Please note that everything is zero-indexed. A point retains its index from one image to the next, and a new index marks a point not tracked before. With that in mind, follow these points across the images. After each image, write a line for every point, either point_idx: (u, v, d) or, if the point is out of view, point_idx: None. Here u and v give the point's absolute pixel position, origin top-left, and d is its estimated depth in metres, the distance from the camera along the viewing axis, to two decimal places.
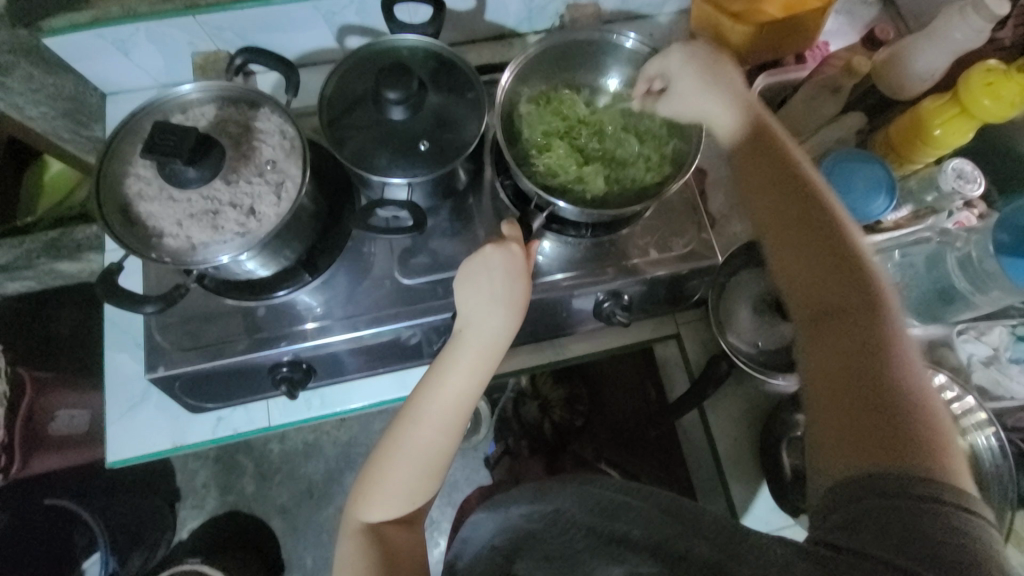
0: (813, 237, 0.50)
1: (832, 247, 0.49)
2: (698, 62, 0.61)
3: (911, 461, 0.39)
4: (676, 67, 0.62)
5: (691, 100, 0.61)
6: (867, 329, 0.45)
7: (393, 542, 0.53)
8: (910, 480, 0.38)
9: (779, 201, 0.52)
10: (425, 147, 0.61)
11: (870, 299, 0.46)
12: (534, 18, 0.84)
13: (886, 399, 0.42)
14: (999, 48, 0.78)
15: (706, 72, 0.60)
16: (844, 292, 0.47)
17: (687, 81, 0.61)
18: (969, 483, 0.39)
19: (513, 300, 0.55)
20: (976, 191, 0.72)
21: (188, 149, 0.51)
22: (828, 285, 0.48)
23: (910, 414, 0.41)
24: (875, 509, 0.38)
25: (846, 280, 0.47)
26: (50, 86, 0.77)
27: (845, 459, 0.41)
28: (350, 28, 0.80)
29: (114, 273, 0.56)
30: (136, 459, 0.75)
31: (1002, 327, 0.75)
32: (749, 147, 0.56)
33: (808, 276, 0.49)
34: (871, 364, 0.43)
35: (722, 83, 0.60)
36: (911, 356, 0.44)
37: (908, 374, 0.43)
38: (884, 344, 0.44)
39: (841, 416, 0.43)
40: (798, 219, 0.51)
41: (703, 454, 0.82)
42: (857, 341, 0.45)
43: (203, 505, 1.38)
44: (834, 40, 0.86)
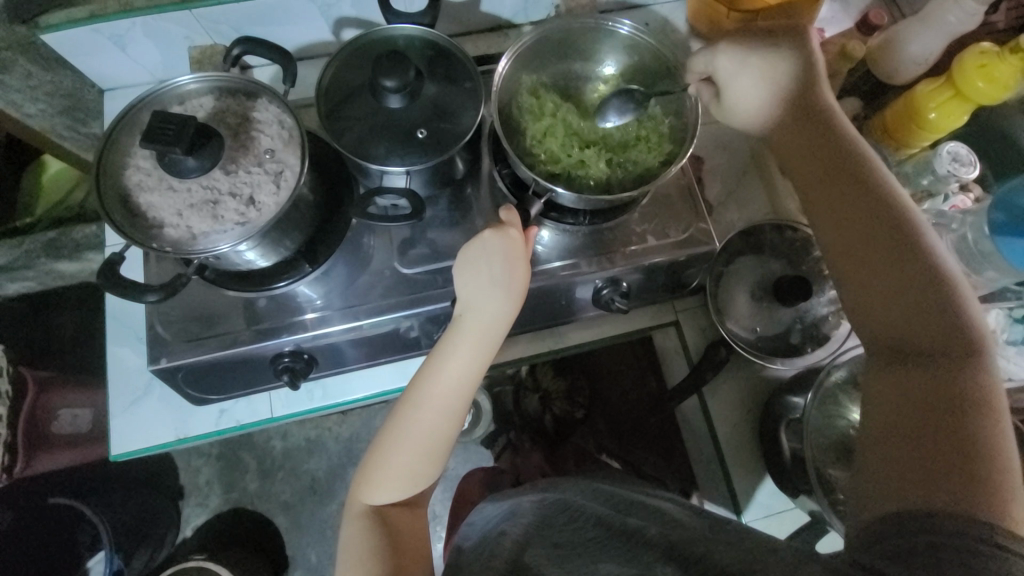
0: (898, 267, 0.48)
1: (913, 280, 0.47)
2: (762, 53, 0.57)
3: (969, 505, 0.39)
4: (723, 55, 0.58)
5: (749, 98, 0.58)
6: (947, 375, 0.45)
7: (396, 524, 0.53)
8: (973, 526, 0.38)
9: (864, 221, 0.50)
10: (422, 135, 0.61)
11: (955, 345, 0.46)
12: (530, 9, 0.85)
13: (960, 445, 0.42)
14: (993, 31, 0.79)
15: (765, 66, 0.57)
16: (927, 333, 0.46)
17: (749, 79, 0.57)
18: None
19: (512, 285, 0.56)
20: (971, 174, 0.71)
21: (187, 138, 0.51)
22: (910, 323, 0.47)
23: (984, 465, 0.41)
24: (931, 548, 0.38)
25: (933, 320, 0.46)
26: (48, 83, 0.77)
27: (904, 496, 0.41)
28: (346, 21, 0.80)
29: (115, 262, 0.56)
30: (140, 451, 0.75)
31: (999, 309, 0.76)
32: (828, 154, 0.53)
33: (883, 310, 0.48)
34: (948, 412, 0.44)
35: (784, 77, 0.56)
36: (992, 408, 0.44)
37: (980, 421, 0.43)
38: (965, 391, 0.44)
39: (909, 456, 0.43)
40: (884, 248, 0.49)
41: (704, 441, 0.82)
42: (935, 386, 0.45)
43: (207, 503, 1.37)
44: (828, 27, 0.86)
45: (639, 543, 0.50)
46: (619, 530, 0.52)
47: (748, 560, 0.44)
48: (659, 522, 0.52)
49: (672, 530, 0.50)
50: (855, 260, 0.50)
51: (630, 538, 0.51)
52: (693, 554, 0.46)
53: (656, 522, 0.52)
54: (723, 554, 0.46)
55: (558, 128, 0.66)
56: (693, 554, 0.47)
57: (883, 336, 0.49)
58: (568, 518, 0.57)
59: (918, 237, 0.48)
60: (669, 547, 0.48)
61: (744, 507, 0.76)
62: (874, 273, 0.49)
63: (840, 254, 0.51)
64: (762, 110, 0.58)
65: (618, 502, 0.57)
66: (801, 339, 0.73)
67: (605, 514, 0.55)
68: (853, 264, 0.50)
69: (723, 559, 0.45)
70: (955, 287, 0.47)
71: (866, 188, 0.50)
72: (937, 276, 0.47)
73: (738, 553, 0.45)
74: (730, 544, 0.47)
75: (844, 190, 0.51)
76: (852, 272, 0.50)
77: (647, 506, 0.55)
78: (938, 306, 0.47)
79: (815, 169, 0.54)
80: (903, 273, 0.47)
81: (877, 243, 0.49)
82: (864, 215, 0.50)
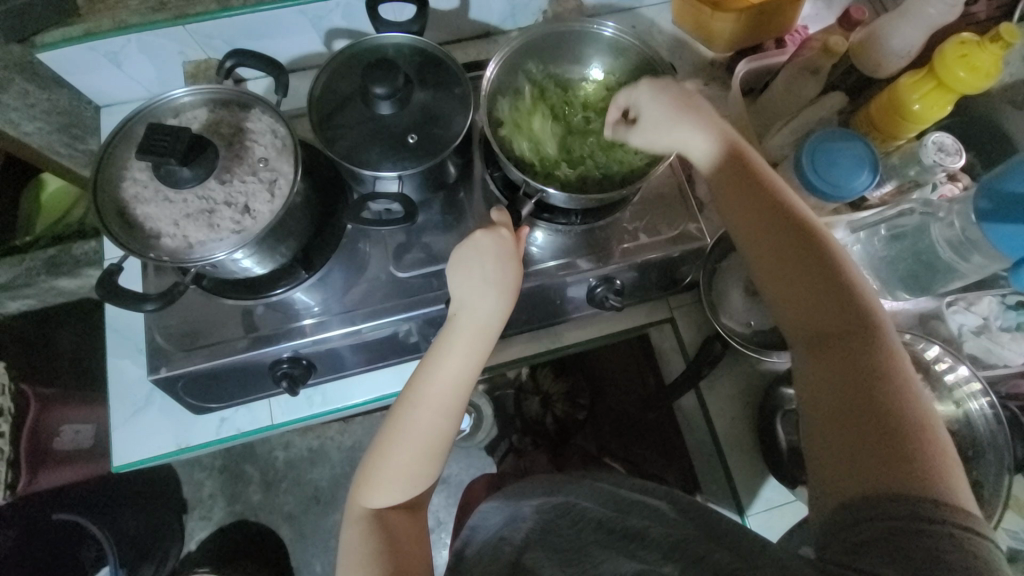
0: (806, 260, 0.50)
1: (821, 271, 0.49)
2: (671, 95, 0.59)
3: (913, 482, 0.40)
4: (643, 100, 0.60)
5: (669, 130, 0.58)
6: (863, 353, 0.46)
7: (396, 527, 0.54)
8: (924, 505, 0.39)
9: (769, 221, 0.52)
10: (414, 141, 0.62)
11: (863, 323, 0.48)
12: (518, 14, 0.86)
13: (889, 422, 0.43)
14: (973, 22, 0.80)
15: (681, 106, 0.58)
16: (837, 316, 0.48)
17: (662, 112, 0.58)
18: (970, 500, 0.40)
19: (505, 284, 0.57)
20: (957, 163, 0.72)
21: (183, 149, 0.52)
22: (822, 310, 0.49)
23: (912, 437, 0.42)
24: (888, 533, 0.38)
25: (838, 303, 0.48)
26: (45, 101, 0.78)
27: (850, 482, 0.42)
28: (337, 31, 0.81)
29: (114, 273, 0.57)
30: (142, 462, 0.75)
31: (992, 297, 0.77)
32: (736, 167, 0.55)
33: (800, 303, 0.50)
34: (871, 390, 0.45)
35: (700, 114, 0.58)
36: (908, 378, 0.46)
37: (902, 393, 0.44)
38: (882, 367, 0.45)
39: (843, 441, 0.44)
40: (790, 243, 0.51)
41: (703, 438, 0.82)
42: (853, 367, 0.46)
43: (211, 516, 1.38)
44: (812, 25, 0.88)
45: (643, 544, 0.50)
46: (621, 534, 0.52)
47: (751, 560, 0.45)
48: (656, 517, 0.53)
49: (672, 529, 0.51)
50: (769, 261, 0.52)
51: (632, 541, 0.51)
52: (695, 554, 0.47)
53: (655, 519, 0.53)
54: (724, 555, 0.46)
55: (545, 132, 0.68)
56: (697, 554, 0.47)
57: (800, 326, 0.50)
58: (568, 517, 0.57)
59: (816, 232, 0.51)
60: (674, 548, 0.48)
61: (747, 502, 0.75)
62: (785, 271, 0.51)
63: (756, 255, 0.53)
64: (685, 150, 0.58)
65: (617, 501, 0.57)
66: None
67: (606, 517, 0.55)
68: (768, 263, 0.52)
69: (725, 561, 0.45)
70: (850, 272, 0.50)
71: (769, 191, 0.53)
72: (836, 265, 0.50)
73: (735, 554, 0.46)
74: (729, 545, 0.47)
75: (751, 198, 0.54)
76: (768, 273, 0.52)
77: (647, 504, 0.55)
78: (845, 291, 0.49)
79: (730, 182, 0.55)
80: (808, 265, 0.50)
81: (785, 243, 0.51)
82: (768, 215, 0.52)
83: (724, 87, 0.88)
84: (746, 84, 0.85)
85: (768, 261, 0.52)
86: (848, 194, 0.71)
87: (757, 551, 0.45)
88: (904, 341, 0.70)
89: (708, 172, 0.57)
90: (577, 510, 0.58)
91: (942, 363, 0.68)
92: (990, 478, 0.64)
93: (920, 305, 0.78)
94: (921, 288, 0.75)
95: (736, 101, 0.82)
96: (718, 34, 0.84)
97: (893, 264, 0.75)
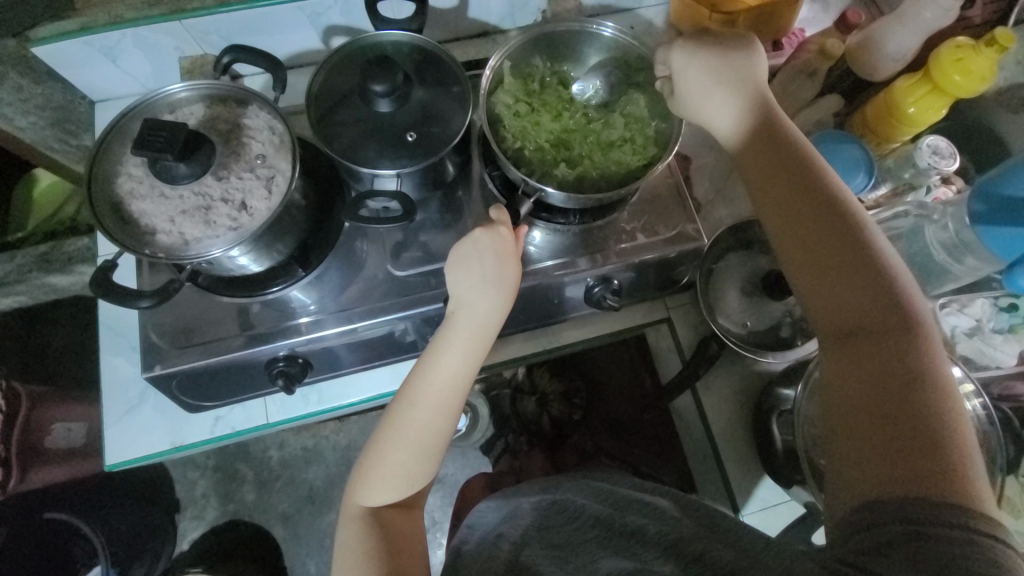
0: (841, 250, 0.48)
1: (859, 264, 0.47)
2: (710, 55, 0.57)
3: (936, 487, 0.40)
4: (678, 61, 0.59)
5: (703, 93, 0.58)
6: (896, 350, 0.45)
7: (394, 526, 0.53)
8: (944, 512, 0.39)
9: (801, 210, 0.50)
10: (412, 139, 0.62)
11: (901, 320, 0.46)
12: (517, 14, 0.86)
13: (917, 425, 0.42)
14: (968, 26, 0.81)
15: (718, 70, 0.57)
16: (870, 310, 0.46)
17: (697, 72, 0.58)
18: (990, 505, 0.40)
19: (503, 282, 0.57)
20: (952, 166, 0.74)
21: (179, 144, 0.52)
22: (856, 302, 0.47)
23: (941, 441, 0.41)
24: (905, 536, 0.39)
25: (874, 295, 0.46)
26: (39, 96, 0.77)
27: (871, 483, 0.42)
28: (335, 29, 0.81)
29: (108, 270, 0.56)
30: (135, 461, 0.75)
31: (984, 299, 0.78)
32: (766, 153, 0.54)
33: (833, 295, 0.48)
34: (901, 388, 0.44)
35: (733, 79, 0.57)
36: (941, 379, 0.44)
37: (933, 394, 0.43)
38: (913, 365, 0.44)
39: (870, 442, 0.43)
40: (825, 233, 0.49)
41: (700, 438, 0.82)
42: (884, 365, 0.45)
43: (203, 516, 1.37)
44: (809, 27, 0.89)
45: (641, 542, 0.50)
46: (619, 531, 0.52)
47: (748, 560, 0.45)
48: (654, 516, 0.53)
49: (670, 526, 0.51)
50: (799, 250, 0.50)
51: (630, 539, 0.51)
52: (694, 553, 0.48)
53: (653, 518, 0.52)
54: (722, 554, 0.47)
55: (544, 129, 0.68)
56: (693, 553, 0.47)
57: (831, 319, 0.48)
58: (565, 515, 0.58)
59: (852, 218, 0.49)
60: (671, 545, 0.49)
61: (741, 501, 0.76)
62: (816, 261, 0.49)
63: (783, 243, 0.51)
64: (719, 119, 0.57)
65: (615, 497, 0.58)
66: (790, 333, 0.74)
67: (604, 514, 0.56)
68: (797, 250, 0.50)
69: (723, 559, 0.46)
70: (889, 262, 0.47)
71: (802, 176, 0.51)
72: (874, 255, 0.47)
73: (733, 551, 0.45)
74: (724, 537, 0.49)
75: (779, 184, 0.52)
76: (799, 263, 0.50)
77: (645, 502, 0.55)
78: (883, 284, 0.47)
79: (759, 167, 0.54)
80: (844, 253, 0.48)
81: (818, 231, 0.49)
82: (805, 203, 0.50)
83: None
84: None
85: (798, 250, 0.50)
86: None
87: (761, 551, 0.46)
88: None
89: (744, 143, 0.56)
90: (574, 506, 0.58)
91: None
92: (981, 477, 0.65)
93: None
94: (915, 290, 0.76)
95: None
96: None
97: None
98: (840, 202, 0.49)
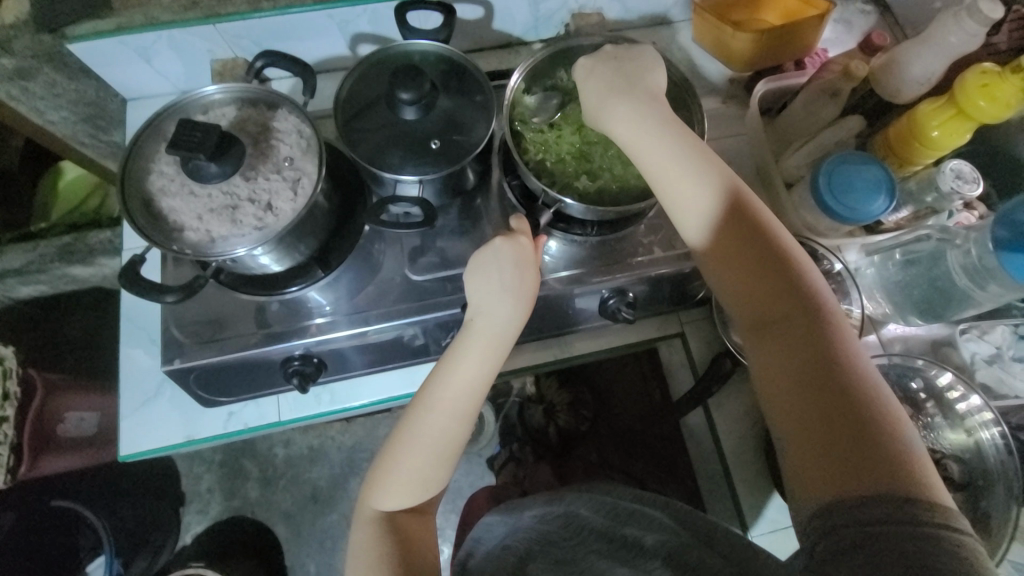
0: (747, 250, 0.52)
1: (762, 260, 0.51)
2: (604, 67, 0.61)
3: (880, 469, 0.41)
4: (588, 91, 0.62)
5: (602, 100, 0.60)
6: (827, 354, 0.47)
7: (407, 529, 0.54)
8: (898, 507, 0.39)
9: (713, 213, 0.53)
10: (436, 146, 0.63)
11: (810, 307, 0.49)
12: (541, 26, 0.88)
13: (846, 408, 0.44)
14: (994, 52, 0.81)
15: (614, 78, 0.61)
16: (780, 303, 0.50)
17: (594, 83, 0.61)
18: (933, 475, 0.41)
19: (522, 290, 0.57)
20: (975, 191, 0.73)
21: (212, 145, 0.53)
22: (783, 314, 0.50)
23: (869, 419, 0.44)
24: (866, 538, 0.39)
25: (796, 302, 0.50)
26: (72, 91, 0.80)
27: (820, 477, 0.43)
28: (363, 36, 0.83)
29: (137, 264, 0.58)
30: (149, 453, 0.75)
31: (1005, 326, 0.76)
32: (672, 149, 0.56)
33: (748, 294, 0.52)
34: (838, 390, 0.45)
35: (627, 83, 0.60)
36: (856, 357, 0.47)
37: (853, 375, 0.46)
38: (830, 350, 0.47)
39: (809, 435, 0.45)
40: (735, 234, 0.52)
41: (709, 455, 0.82)
42: (804, 355, 0.48)
43: (207, 510, 1.38)
44: (831, 48, 0.89)
45: (639, 552, 0.51)
46: (620, 543, 0.53)
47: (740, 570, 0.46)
48: (653, 527, 0.54)
49: (669, 538, 0.51)
50: (730, 269, 0.53)
51: (630, 550, 0.51)
52: (692, 561, 0.48)
53: (652, 529, 0.53)
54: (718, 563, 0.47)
55: (562, 142, 0.68)
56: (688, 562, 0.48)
57: (765, 332, 0.50)
58: (570, 528, 0.58)
59: (769, 231, 0.52)
60: (669, 553, 0.49)
61: (750, 521, 0.75)
62: (745, 278, 0.52)
63: (717, 264, 0.53)
64: (640, 140, 0.57)
65: (616, 508, 0.58)
66: None
67: (603, 527, 0.56)
68: (727, 269, 0.53)
69: (718, 568, 0.47)
70: (789, 255, 0.52)
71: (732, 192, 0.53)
72: (791, 267, 0.51)
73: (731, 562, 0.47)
74: (722, 548, 0.49)
75: (711, 203, 0.53)
76: (720, 267, 0.53)
77: (647, 513, 0.56)
78: (788, 277, 0.51)
79: (668, 168, 0.55)
80: (766, 269, 0.51)
81: (744, 247, 0.52)
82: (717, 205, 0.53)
83: (741, 106, 0.89)
84: (764, 104, 0.86)
85: (728, 269, 0.53)
86: (864, 218, 0.72)
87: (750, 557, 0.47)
88: (917, 367, 0.70)
89: (642, 138, 0.57)
90: (579, 519, 0.59)
91: (954, 391, 0.70)
92: (998, 509, 0.65)
93: (933, 331, 0.78)
94: (934, 316, 0.75)
95: (753, 120, 0.82)
96: (741, 52, 0.84)
97: (909, 288, 0.75)
98: (760, 217, 0.53)
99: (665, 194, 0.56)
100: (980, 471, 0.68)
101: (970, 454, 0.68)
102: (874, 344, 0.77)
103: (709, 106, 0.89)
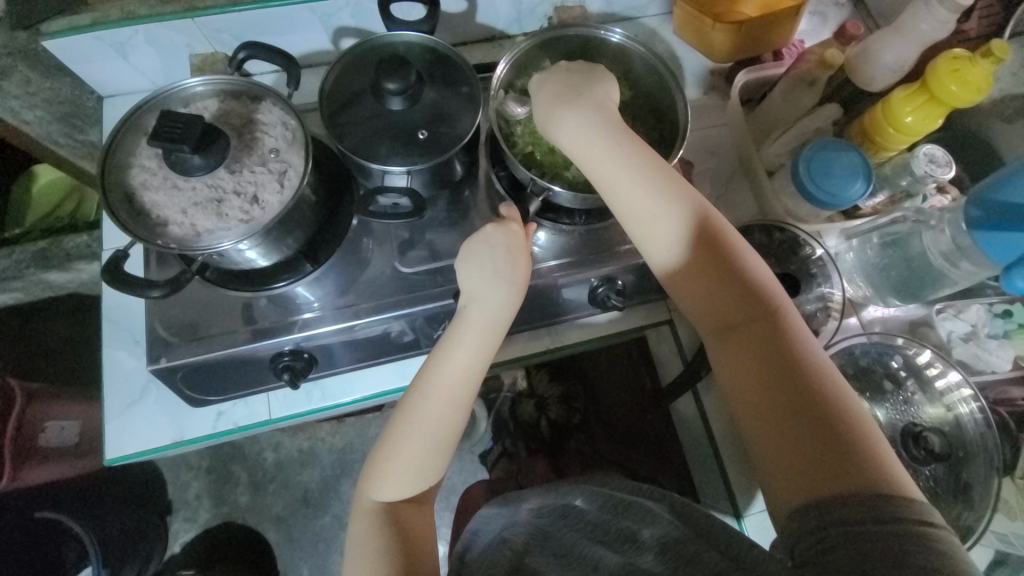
0: (707, 263, 0.54)
1: (722, 272, 0.53)
2: (552, 82, 0.62)
3: (848, 469, 0.44)
4: (541, 103, 0.62)
5: (555, 117, 0.60)
6: (785, 359, 0.50)
7: (405, 521, 0.54)
8: (871, 503, 0.42)
9: (675, 226, 0.54)
10: (423, 137, 0.63)
11: (768, 316, 0.52)
12: (524, 20, 0.88)
13: (811, 414, 0.47)
14: (964, 39, 0.83)
15: (563, 92, 0.60)
16: (741, 313, 0.53)
17: (545, 98, 0.61)
18: (896, 466, 0.45)
19: (515, 278, 0.58)
20: (947, 174, 0.76)
21: (195, 136, 0.52)
22: (743, 324, 0.52)
23: (833, 422, 0.47)
24: (848, 538, 0.41)
25: (756, 312, 0.52)
26: (47, 90, 0.77)
27: (797, 482, 0.45)
28: (346, 30, 0.82)
29: (120, 260, 0.56)
30: (135, 455, 0.74)
31: (979, 305, 0.80)
32: (629, 155, 0.56)
33: (711, 307, 0.54)
34: (800, 395, 0.48)
35: (576, 94, 0.60)
36: (813, 362, 0.50)
37: (814, 378, 0.49)
38: (790, 357, 0.50)
39: (780, 443, 0.47)
40: (698, 248, 0.54)
41: (702, 439, 0.84)
42: (767, 364, 0.50)
43: (196, 518, 1.36)
44: (808, 39, 0.92)
45: (632, 544, 0.51)
46: (616, 535, 0.53)
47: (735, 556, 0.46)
48: (650, 519, 0.53)
49: (667, 531, 0.50)
50: (692, 280, 0.54)
51: (627, 542, 0.52)
52: (687, 554, 0.47)
53: (649, 522, 0.53)
54: (715, 556, 0.46)
55: None
56: (687, 554, 0.47)
57: (734, 345, 0.53)
58: (568, 517, 0.59)
59: (733, 247, 0.54)
60: (665, 546, 0.49)
61: (743, 504, 0.75)
62: (711, 295, 0.54)
63: (685, 280, 0.55)
64: (598, 157, 0.57)
65: (615, 503, 0.58)
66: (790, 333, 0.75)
67: (602, 519, 0.56)
68: (698, 289, 0.54)
69: (715, 561, 0.46)
70: (747, 266, 0.54)
71: (689, 202, 0.55)
72: (748, 278, 0.53)
73: (727, 556, 0.46)
74: (722, 546, 0.47)
75: (672, 215, 0.54)
76: (685, 284, 0.55)
77: (643, 504, 0.55)
78: (748, 288, 0.53)
79: (628, 176, 0.56)
80: (729, 284, 0.53)
81: (708, 264, 0.54)
82: (679, 219, 0.54)
83: (723, 97, 0.91)
84: (743, 95, 0.88)
85: (692, 284, 0.54)
86: (844, 202, 0.74)
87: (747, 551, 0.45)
88: (897, 346, 0.73)
89: (598, 147, 0.57)
90: (576, 510, 0.59)
91: (933, 369, 0.73)
92: (978, 479, 0.68)
93: (910, 312, 0.81)
94: (910, 295, 0.77)
95: (734, 110, 0.84)
96: (721, 44, 0.86)
97: (888, 270, 0.78)
98: (724, 233, 0.54)
99: (623, 208, 0.57)
100: (962, 445, 0.70)
101: (953, 429, 0.70)
102: (855, 326, 0.79)
103: (691, 98, 0.91)
